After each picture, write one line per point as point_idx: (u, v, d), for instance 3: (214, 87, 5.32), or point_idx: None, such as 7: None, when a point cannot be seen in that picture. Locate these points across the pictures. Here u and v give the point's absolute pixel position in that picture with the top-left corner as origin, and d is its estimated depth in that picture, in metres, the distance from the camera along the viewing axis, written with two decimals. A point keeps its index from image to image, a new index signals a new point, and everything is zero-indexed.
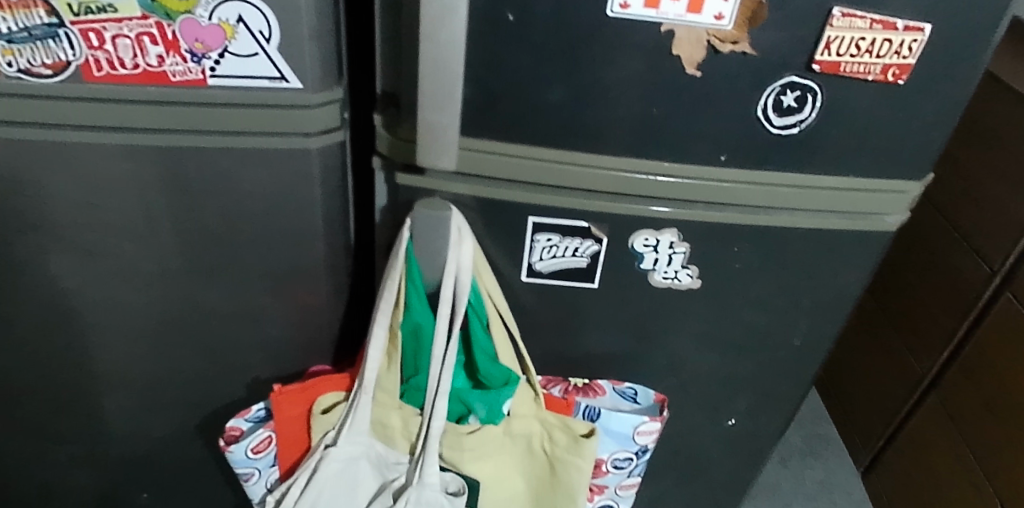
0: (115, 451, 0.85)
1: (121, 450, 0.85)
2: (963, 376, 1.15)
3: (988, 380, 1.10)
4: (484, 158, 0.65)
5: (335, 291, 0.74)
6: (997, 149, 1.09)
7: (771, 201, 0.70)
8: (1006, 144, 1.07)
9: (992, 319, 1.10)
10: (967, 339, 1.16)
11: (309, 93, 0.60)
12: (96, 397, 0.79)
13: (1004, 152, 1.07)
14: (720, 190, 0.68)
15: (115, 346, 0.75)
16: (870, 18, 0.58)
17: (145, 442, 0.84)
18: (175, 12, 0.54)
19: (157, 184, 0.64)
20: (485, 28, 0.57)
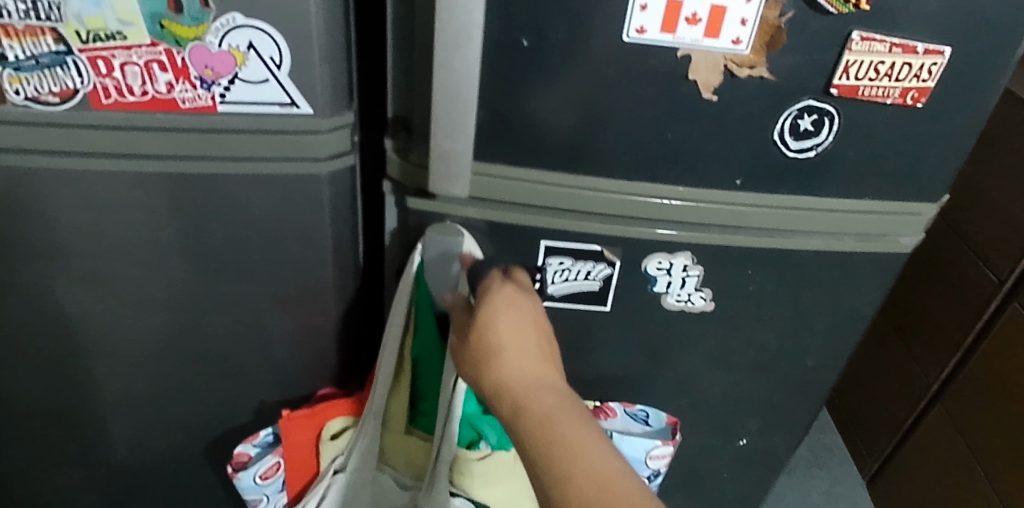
0: (120, 472, 0.84)
1: (127, 471, 0.84)
2: (965, 382, 1.16)
3: (989, 385, 1.11)
4: (497, 183, 0.63)
5: (344, 314, 0.73)
6: (1004, 160, 1.08)
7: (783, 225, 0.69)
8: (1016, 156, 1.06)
9: (1000, 327, 1.09)
10: (973, 349, 1.15)
11: (320, 118, 0.59)
12: (102, 419, 0.78)
13: (1013, 163, 1.06)
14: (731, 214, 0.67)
15: (121, 370, 0.74)
16: (890, 41, 0.57)
17: (151, 461, 0.83)
18: (185, 39, 0.53)
19: (165, 208, 0.63)
20: (499, 53, 0.56)
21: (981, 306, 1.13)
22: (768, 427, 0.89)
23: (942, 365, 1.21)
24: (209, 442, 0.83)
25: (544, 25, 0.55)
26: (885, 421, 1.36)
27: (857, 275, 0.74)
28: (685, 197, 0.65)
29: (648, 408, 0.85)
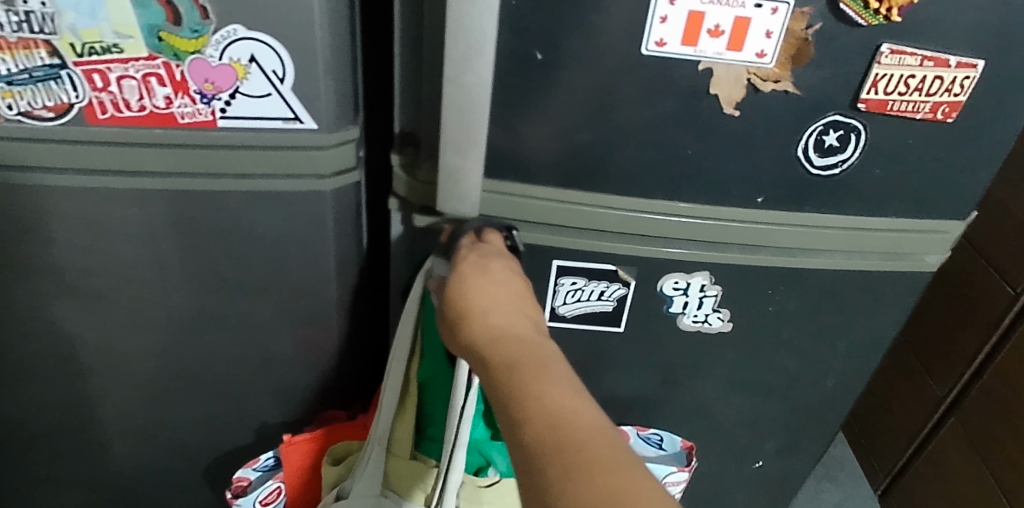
0: (116, 491, 0.81)
1: (123, 490, 0.81)
2: (981, 394, 1.12)
3: (1003, 396, 1.08)
4: (506, 201, 0.61)
5: (348, 333, 0.71)
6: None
7: (804, 244, 0.66)
8: None
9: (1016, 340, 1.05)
10: (988, 363, 1.12)
11: (324, 134, 0.57)
12: (100, 441, 0.76)
13: None
14: (750, 233, 0.65)
15: (119, 391, 0.72)
16: (922, 54, 0.54)
17: (148, 482, 0.81)
18: (184, 52, 0.51)
19: (163, 225, 0.60)
20: (513, 67, 0.54)
21: (995, 319, 1.10)
22: (784, 450, 0.86)
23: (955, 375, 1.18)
24: (209, 464, 0.80)
25: (560, 38, 0.53)
26: (898, 435, 1.33)
27: (880, 295, 0.71)
28: (704, 215, 0.63)
29: (661, 432, 0.82)
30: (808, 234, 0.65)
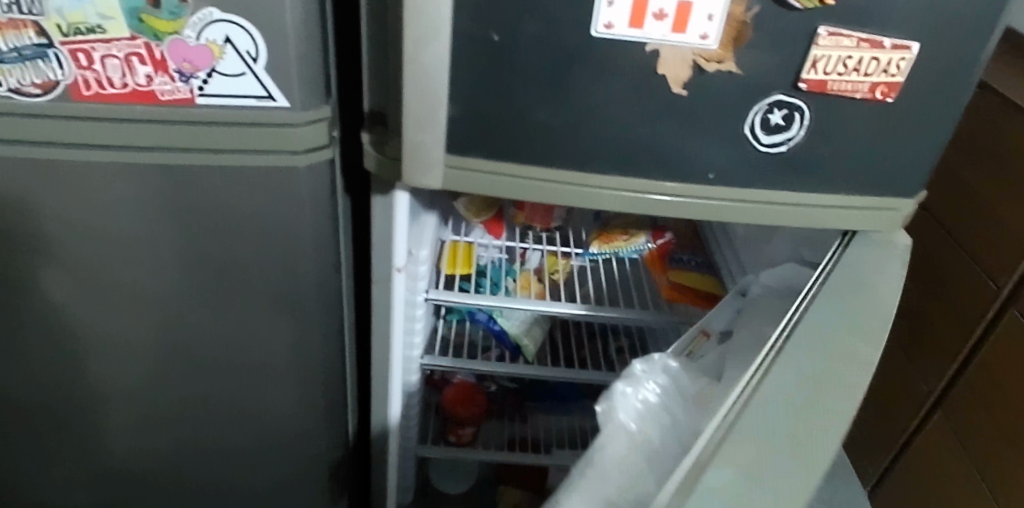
0: (111, 451, 0.87)
1: (118, 450, 0.87)
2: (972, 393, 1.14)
3: (995, 393, 1.10)
4: (471, 177, 0.64)
5: (324, 298, 0.76)
6: (1001, 163, 1.07)
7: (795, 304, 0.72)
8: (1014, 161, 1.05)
9: (998, 336, 1.09)
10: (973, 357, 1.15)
11: (297, 111, 0.60)
12: (100, 397, 0.81)
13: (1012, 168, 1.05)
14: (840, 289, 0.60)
15: (113, 349, 0.77)
16: (857, 36, 0.58)
17: (141, 442, 0.86)
18: (163, 33, 0.55)
19: (146, 193, 0.65)
20: (471, 48, 0.57)
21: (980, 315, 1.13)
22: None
23: (944, 369, 1.20)
24: (201, 423, 0.85)
25: (515, 20, 0.56)
26: (886, 430, 1.35)
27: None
28: (671, 194, 0.66)
29: None
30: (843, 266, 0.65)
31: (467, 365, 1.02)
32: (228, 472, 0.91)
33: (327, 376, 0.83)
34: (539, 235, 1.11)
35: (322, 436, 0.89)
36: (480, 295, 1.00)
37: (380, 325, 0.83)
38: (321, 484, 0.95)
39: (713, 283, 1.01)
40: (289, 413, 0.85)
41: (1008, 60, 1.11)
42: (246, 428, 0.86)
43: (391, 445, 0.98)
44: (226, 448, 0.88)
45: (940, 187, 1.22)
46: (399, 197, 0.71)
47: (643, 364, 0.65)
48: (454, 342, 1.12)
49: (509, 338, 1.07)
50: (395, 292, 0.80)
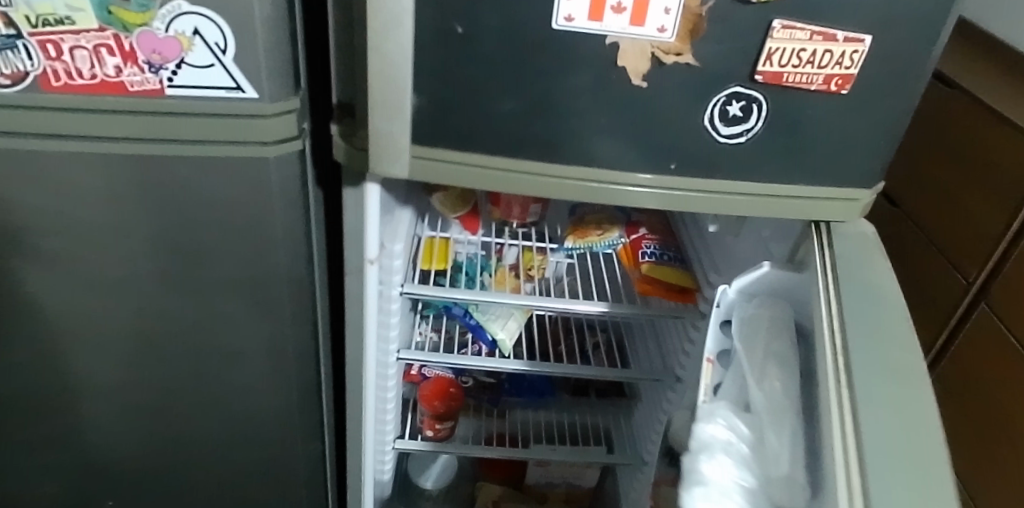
0: (92, 435, 0.88)
1: (98, 434, 0.88)
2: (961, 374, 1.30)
3: (985, 371, 1.25)
4: (436, 165, 0.66)
5: (296, 287, 0.78)
6: (969, 171, 1.26)
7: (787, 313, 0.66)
8: (976, 170, 1.24)
9: (976, 322, 1.26)
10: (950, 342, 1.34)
11: (265, 103, 0.62)
12: (80, 383, 0.83)
13: (986, 174, 1.22)
14: (857, 277, 0.62)
15: (92, 336, 0.79)
16: (811, 29, 0.59)
17: (121, 426, 0.88)
18: (131, 25, 0.56)
19: (117, 182, 0.66)
20: (435, 39, 0.59)
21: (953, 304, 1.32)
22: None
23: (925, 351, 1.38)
24: (180, 410, 0.87)
25: (476, 12, 0.57)
26: None
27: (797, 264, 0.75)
28: (636, 184, 0.68)
29: None
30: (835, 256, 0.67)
31: (442, 359, 1.03)
32: (205, 458, 0.93)
33: (300, 364, 0.85)
34: (515, 232, 1.12)
35: (296, 424, 0.91)
36: (455, 289, 1.00)
37: (353, 316, 0.84)
38: (295, 471, 0.96)
39: (685, 277, 1.02)
40: (263, 400, 0.87)
41: (999, 77, 1.23)
42: (222, 414, 0.88)
43: (364, 435, 0.99)
44: (204, 433, 0.90)
45: (909, 194, 1.42)
46: (371, 190, 0.73)
47: (706, 419, 0.60)
48: (431, 337, 1.12)
49: (485, 332, 1.08)
50: (368, 284, 0.81)
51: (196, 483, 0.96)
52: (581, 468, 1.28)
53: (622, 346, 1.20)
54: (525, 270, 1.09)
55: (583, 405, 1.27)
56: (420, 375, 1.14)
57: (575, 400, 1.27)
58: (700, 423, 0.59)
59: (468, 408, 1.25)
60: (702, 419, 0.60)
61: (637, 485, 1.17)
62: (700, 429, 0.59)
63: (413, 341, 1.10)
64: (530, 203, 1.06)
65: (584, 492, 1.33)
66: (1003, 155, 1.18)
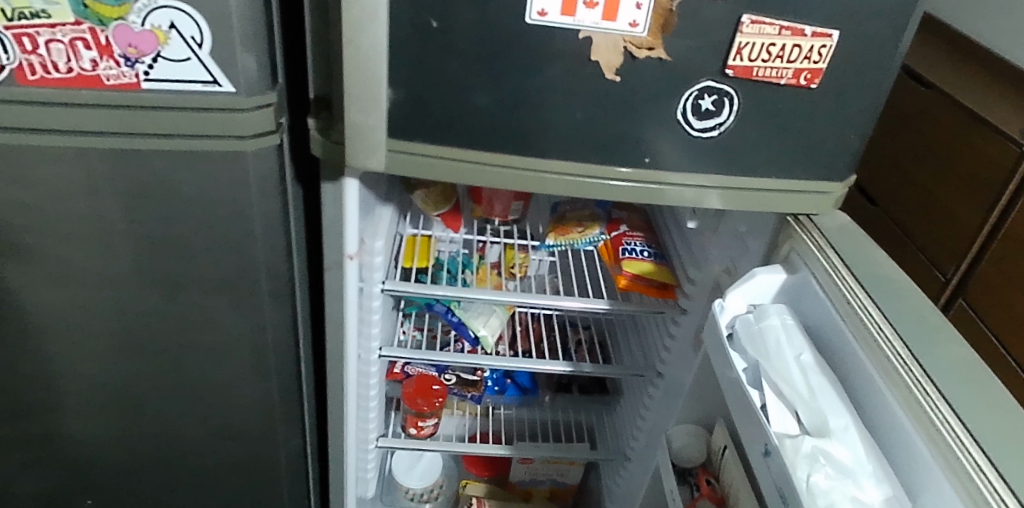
0: (71, 432, 0.88)
1: (78, 432, 0.88)
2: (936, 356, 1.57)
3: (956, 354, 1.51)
4: (409, 159, 0.67)
5: (275, 282, 0.78)
6: (908, 185, 1.66)
7: (796, 322, 0.67)
8: (919, 186, 1.62)
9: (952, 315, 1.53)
10: None
11: (243, 97, 0.63)
12: (60, 381, 0.83)
13: (921, 193, 1.61)
14: (871, 278, 0.65)
15: (70, 333, 0.79)
16: (779, 24, 0.60)
17: (101, 424, 0.88)
18: (107, 19, 0.57)
19: (92, 177, 0.67)
20: (410, 33, 0.60)
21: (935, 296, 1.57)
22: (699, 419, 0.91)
23: None
24: (161, 407, 0.87)
25: (450, 7, 0.58)
26: None
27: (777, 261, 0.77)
28: (611, 179, 0.68)
29: None
30: (844, 251, 0.68)
31: (424, 355, 1.03)
32: (187, 456, 0.93)
33: (282, 359, 0.86)
34: (497, 230, 1.11)
35: (278, 419, 0.91)
36: (437, 285, 1.01)
37: (334, 311, 0.85)
38: (275, 467, 0.97)
39: (665, 272, 1.02)
40: (244, 396, 0.88)
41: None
42: (204, 411, 0.88)
43: (346, 431, 1.00)
44: (185, 430, 0.90)
45: (888, 201, 1.73)
46: (349, 185, 0.73)
47: (800, 467, 0.55)
48: (415, 335, 1.13)
49: (467, 329, 1.09)
50: (348, 280, 0.82)
51: (177, 482, 0.96)
52: (565, 465, 1.29)
53: (604, 344, 1.22)
54: (507, 267, 1.10)
55: (568, 402, 1.27)
56: (404, 374, 1.16)
57: (559, 399, 1.26)
58: (796, 473, 0.54)
59: (452, 407, 1.24)
60: (796, 467, 0.55)
61: (621, 481, 1.17)
62: (800, 480, 0.54)
63: (396, 338, 1.10)
64: (511, 200, 1.06)
65: (570, 489, 1.34)
66: (1000, 165, 1.38)
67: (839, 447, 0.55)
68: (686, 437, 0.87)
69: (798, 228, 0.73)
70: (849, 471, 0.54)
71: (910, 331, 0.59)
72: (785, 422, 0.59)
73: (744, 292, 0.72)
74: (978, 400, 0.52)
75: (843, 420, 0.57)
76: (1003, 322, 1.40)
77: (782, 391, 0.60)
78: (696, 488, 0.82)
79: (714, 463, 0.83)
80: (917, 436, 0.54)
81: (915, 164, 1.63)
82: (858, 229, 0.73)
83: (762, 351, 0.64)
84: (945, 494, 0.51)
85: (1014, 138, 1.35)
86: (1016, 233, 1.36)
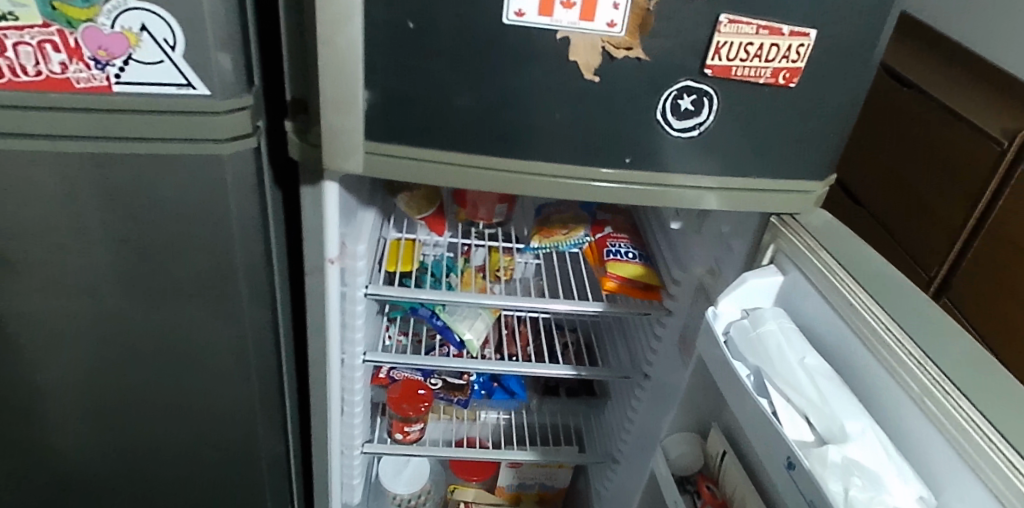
0: (48, 440, 0.87)
1: (54, 439, 0.87)
2: None
3: None
4: (390, 161, 0.66)
5: (253, 286, 0.78)
6: (892, 185, 1.67)
7: (792, 325, 0.68)
8: (904, 186, 1.63)
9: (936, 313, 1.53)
10: None
11: (217, 99, 0.64)
12: (38, 388, 0.82)
13: (905, 193, 1.62)
14: (868, 275, 0.66)
15: (46, 338, 0.78)
16: (757, 23, 0.60)
17: (77, 431, 0.87)
18: (76, 21, 0.58)
19: (67, 180, 0.67)
20: (386, 33, 0.59)
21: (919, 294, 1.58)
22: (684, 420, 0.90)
23: None
24: (141, 414, 0.86)
25: (426, 8, 0.58)
26: None
27: (760, 263, 0.77)
28: (592, 180, 0.68)
29: None
30: (835, 249, 0.69)
31: (409, 360, 1.02)
32: (168, 464, 0.92)
33: (262, 364, 0.85)
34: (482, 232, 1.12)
35: (260, 425, 0.90)
36: (421, 289, 1.00)
37: (315, 315, 0.84)
38: (257, 474, 0.96)
39: (650, 273, 1.01)
40: (226, 402, 0.87)
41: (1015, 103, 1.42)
42: (184, 418, 0.87)
43: (329, 438, 0.99)
44: (163, 437, 0.89)
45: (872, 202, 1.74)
46: (329, 188, 0.73)
47: (832, 480, 0.54)
48: (400, 340, 1.12)
49: (453, 333, 1.08)
50: (330, 284, 0.81)
51: (156, 489, 0.95)
52: (554, 469, 1.28)
53: (591, 346, 1.21)
54: (492, 271, 1.09)
55: (555, 404, 1.26)
56: (390, 379, 1.14)
57: (546, 402, 1.26)
58: (829, 487, 0.53)
59: (439, 411, 1.23)
60: (827, 480, 0.54)
61: (610, 484, 1.17)
62: (834, 492, 0.53)
63: (381, 343, 1.09)
64: (495, 203, 1.06)
65: (558, 492, 1.34)
66: (981, 164, 1.39)
67: (861, 452, 0.55)
68: (682, 446, 0.84)
69: (781, 228, 0.73)
70: (877, 477, 0.53)
71: (914, 327, 0.60)
72: (799, 430, 0.59)
73: (736, 299, 0.72)
74: (987, 392, 0.53)
75: (860, 423, 0.57)
76: (983, 317, 1.40)
77: (792, 399, 0.61)
78: (697, 497, 0.79)
79: (713, 469, 0.81)
80: (937, 433, 0.55)
81: (899, 165, 1.64)
82: (842, 227, 0.73)
83: (766, 359, 0.64)
84: (973, 490, 0.51)
85: (994, 136, 1.36)
86: (997, 231, 1.37)
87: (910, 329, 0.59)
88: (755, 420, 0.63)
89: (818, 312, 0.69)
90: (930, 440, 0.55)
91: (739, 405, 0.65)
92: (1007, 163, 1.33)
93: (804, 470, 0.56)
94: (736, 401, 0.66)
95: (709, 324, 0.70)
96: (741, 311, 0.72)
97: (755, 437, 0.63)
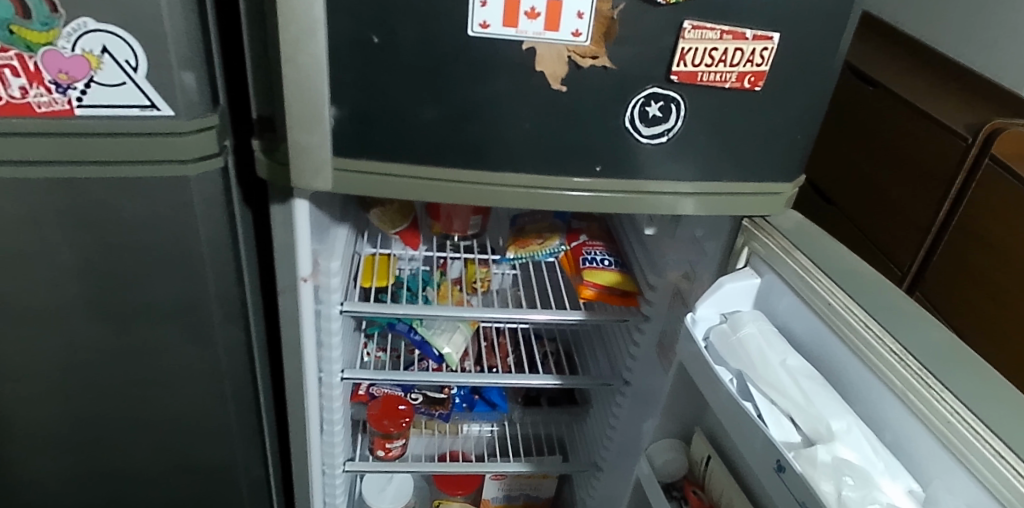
0: (20, 469, 0.85)
1: (26, 468, 0.85)
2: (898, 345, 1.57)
3: None
4: (358, 177, 0.66)
5: (226, 306, 0.77)
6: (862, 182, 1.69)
7: (770, 326, 0.68)
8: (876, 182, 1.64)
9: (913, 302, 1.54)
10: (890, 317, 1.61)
11: (182, 120, 0.63)
12: (9, 418, 0.80)
13: (878, 191, 1.64)
14: (844, 272, 0.66)
15: (15, 365, 0.76)
16: (720, 29, 0.60)
17: (50, 459, 0.85)
18: (36, 44, 0.58)
19: (29, 204, 0.66)
20: (351, 49, 0.59)
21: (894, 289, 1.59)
22: (665, 425, 0.90)
23: None
24: (116, 442, 0.84)
25: (392, 22, 0.58)
26: None
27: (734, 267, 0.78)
28: (566, 188, 0.68)
29: None
30: (812, 248, 0.69)
31: (388, 376, 1.01)
32: (145, 493, 0.90)
33: (238, 384, 0.83)
34: (457, 244, 1.10)
35: (239, 449, 0.89)
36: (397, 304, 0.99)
37: (288, 331, 0.83)
38: (237, 495, 0.94)
39: (626, 279, 1.01)
40: (202, 425, 0.85)
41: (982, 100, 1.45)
42: (160, 443, 0.86)
43: (309, 457, 0.97)
44: (137, 462, 0.87)
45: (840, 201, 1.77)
46: (299, 206, 0.72)
47: (823, 480, 0.54)
48: (379, 356, 1.12)
49: (431, 347, 1.07)
50: (303, 301, 0.80)
51: None
52: (539, 479, 1.29)
53: (571, 355, 1.22)
54: (469, 283, 1.08)
55: (536, 415, 1.25)
56: (369, 396, 1.14)
57: (528, 413, 1.25)
58: (821, 488, 0.53)
59: (420, 426, 1.23)
60: (818, 481, 0.54)
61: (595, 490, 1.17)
62: (827, 493, 0.53)
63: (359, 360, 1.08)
64: (469, 215, 1.06)
65: (545, 501, 1.33)
66: (947, 159, 1.43)
67: (848, 450, 0.56)
68: (667, 453, 0.84)
69: (755, 230, 0.74)
70: (866, 475, 0.54)
71: (891, 321, 0.60)
72: (785, 431, 0.60)
73: (711, 305, 0.73)
74: (972, 384, 0.54)
75: (844, 422, 0.58)
76: (961, 308, 1.41)
77: (776, 402, 0.61)
78: (685, 503, 0.79)
79: (699, 474, 0.81)
80: (920, 425, 0.55)
81: (867, 163, 1.67)
82: (813, 226, 0.73)
83: (748, 362, 0.64)
84: (960, 480, 0.52)
85: (959, 132, 1.39)
86: (968, 226, 1.40)
87: (893, 328, 0.59)
88: (738, 425, 0.63)
89: (796, 312, 0.70)
90: (919, 436, 0.56)
91: (722, 411, 0.65)
92: (971, 159, 1.37)
93: (794, 473, 0.56)
94: (719, 406, 0.66)
95: (688, 331, 0.70)
96: (719, 315, 0.73)
97: (739, 441, 0.63)
